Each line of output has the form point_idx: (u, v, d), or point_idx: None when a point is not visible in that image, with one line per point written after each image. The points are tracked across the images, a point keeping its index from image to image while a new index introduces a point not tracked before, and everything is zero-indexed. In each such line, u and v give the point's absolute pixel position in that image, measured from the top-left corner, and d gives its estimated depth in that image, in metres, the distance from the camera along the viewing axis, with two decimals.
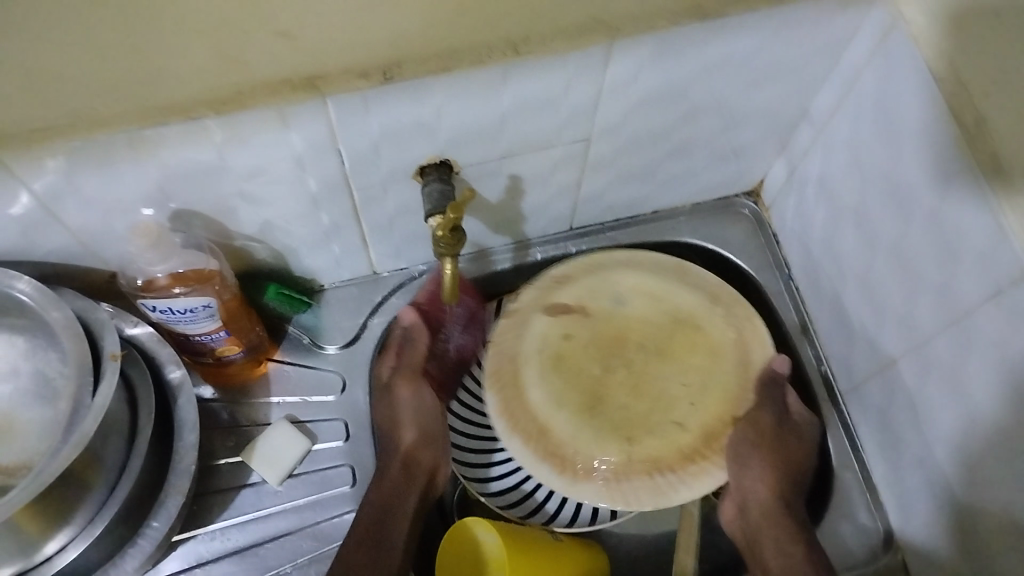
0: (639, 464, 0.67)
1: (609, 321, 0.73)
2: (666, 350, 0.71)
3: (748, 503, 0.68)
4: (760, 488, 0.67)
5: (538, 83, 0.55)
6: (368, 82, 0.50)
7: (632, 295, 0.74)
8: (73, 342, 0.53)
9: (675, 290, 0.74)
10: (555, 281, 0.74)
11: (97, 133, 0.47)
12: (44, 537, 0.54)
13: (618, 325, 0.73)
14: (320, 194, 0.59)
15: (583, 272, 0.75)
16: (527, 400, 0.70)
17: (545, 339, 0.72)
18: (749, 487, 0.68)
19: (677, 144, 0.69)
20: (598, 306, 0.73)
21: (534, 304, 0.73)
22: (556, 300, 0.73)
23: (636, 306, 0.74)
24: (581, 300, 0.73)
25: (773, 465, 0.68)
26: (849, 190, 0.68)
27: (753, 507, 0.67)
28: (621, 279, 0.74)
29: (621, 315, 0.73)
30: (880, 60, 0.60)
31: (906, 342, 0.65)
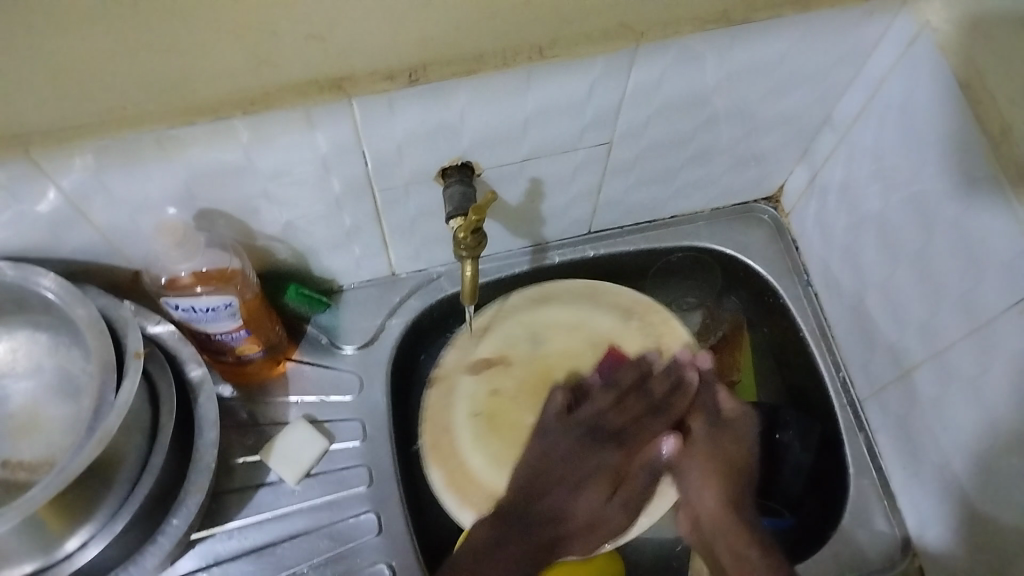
0: (593, 506, 0.68)
1: (530, 361, 0.75)
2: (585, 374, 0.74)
3: (699, 516, 0.68)
4: (709, 501, 0.67)
5: (563, 86, 0.55)
6: (394, 83, 0.50)
7: (551, 335, 0.76)
8: (97, 339, 0.53)
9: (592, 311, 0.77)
10: (472, 335, 0.76)
11: (125, 132, 0.47)
12: (65, 533, 0.55)
13: (545, 363, 0.74)
14: (342, 195, 0.59)
15: (495, 322, 0.76)
16: (468, 465, 0.70)
17: (475, 397, 0.73)
18: (696, 499, 0.68)
19: (698, 149, 0.69)
20: (518, 352, 0.75)
21: (456, 366, 0.74)
22: (474, 356, 0.75)
23: (554, 340, 0.76)
24: (498, 352, 0.75)
25: (710, 472, 0.68)
26: (871, 197, 0.68)
27: (707, 518, 0.67)
28: (542, 319, 0.76)
29: (540, 354, 0.75)
30: (906, 67, 0.60)
31: (926, 350, 0.64)
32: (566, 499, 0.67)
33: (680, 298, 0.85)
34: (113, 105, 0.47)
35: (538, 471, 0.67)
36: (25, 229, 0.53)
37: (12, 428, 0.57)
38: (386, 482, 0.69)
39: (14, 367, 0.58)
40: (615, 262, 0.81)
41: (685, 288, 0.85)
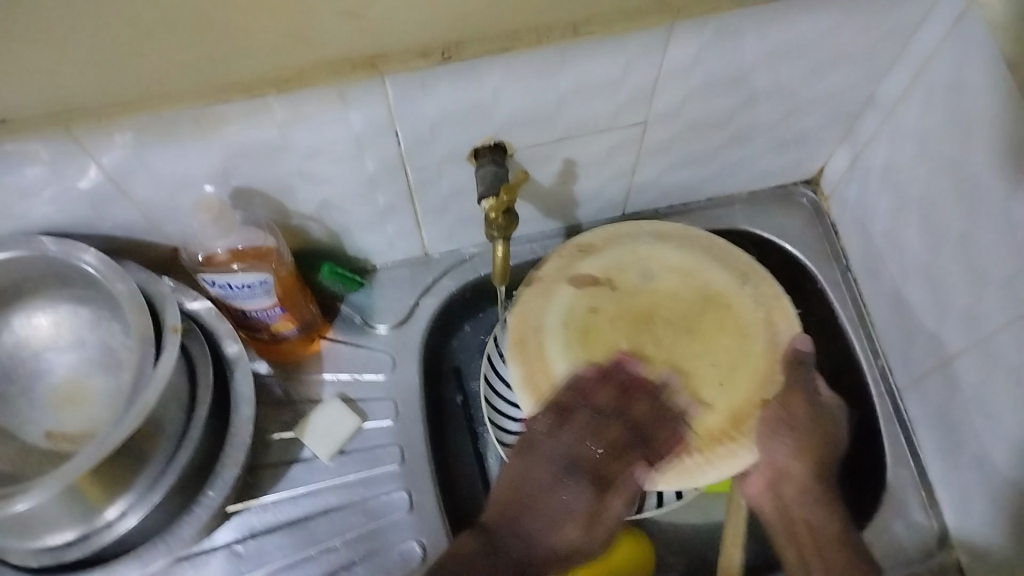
0: (662, 445, 0.62)
1: (636, 293, 0.67)
2: (695, 322, 0.65)
3: (782, 476, 0.64)
4: (787, 461, 0.63)
5: (598, 65, 0.55)
6: (428, 62, 0.50)
7: (663, 272, 0.68)
8: (137, 314, 0.54)
9: (708, 267, 0.68)
10: (578, 252, 0.69)
11: (166, 108, 0.48)
12: (106, 503, 0.56)
13: (645, 300, 0.67)
14: (376, 173, 0.60)
15: (605, 244, 0.70)
16: (551, 371, 0.64)
17: (569, 310, 0.66)
18: (777, 460, 0.63)
19: (736, 129, 0.68)
20: (627, 279, 0.68)
21: (557, 275, 0.68)
22: (579, 271, 0.68)
23: (662, 281, 0.68)
24: (606, 272, 0.68)
25: (806, 450, 0.63)
26: (914, 179, 0.66)
27: (790, 477, 0.64)
28: (652, 254, 0.69)
29: (649, 288, 0.67)
30: (953, 44, 0.58)
31: (969, 336, 0.63)
32: (558, 501, 0.62)
33: None
34: (151, 87, 0.47)
35: (546, 487, 0.62)
36: (68, 204, 0.55)
37: (55, 400, 0.59)
38: (420, 460, 0.70)
39: (58, 340, 0.59)
40: None
41: None
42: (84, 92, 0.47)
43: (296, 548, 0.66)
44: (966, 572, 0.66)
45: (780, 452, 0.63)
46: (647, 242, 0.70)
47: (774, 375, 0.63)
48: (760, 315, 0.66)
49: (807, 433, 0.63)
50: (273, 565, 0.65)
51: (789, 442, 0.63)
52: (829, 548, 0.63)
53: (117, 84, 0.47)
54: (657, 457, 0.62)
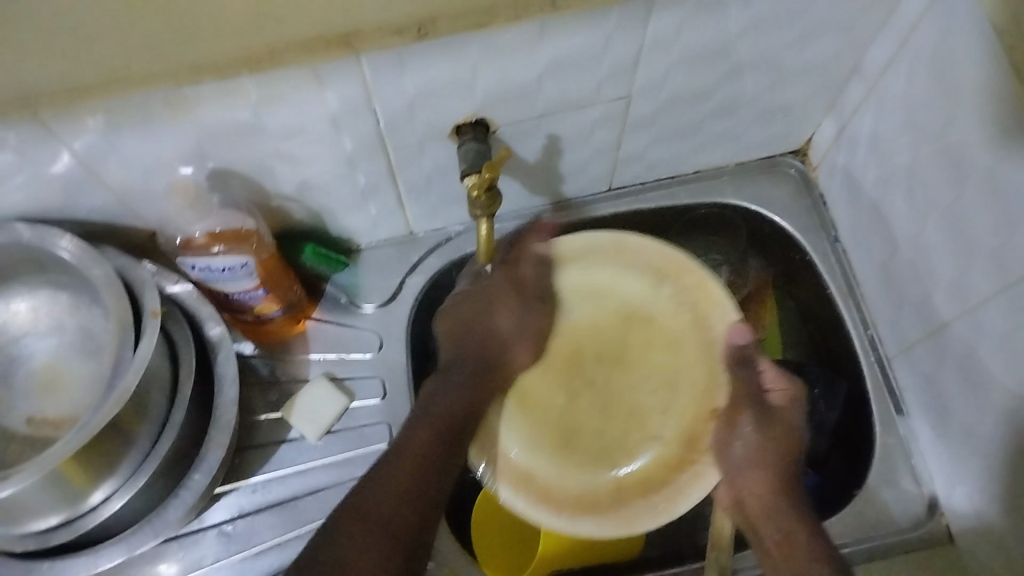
0: (628, 490, 0.67)
1: (559, 334, 0.72)
2: (622, 353, 0.71)
3: (742, 502, 0.63)
4: (756, 480, 0.63)
5: (578, 38, 0.53)
6: (402, 39, 0.49)
7: (578, 301, 0.72)
8: (115, 298, 0.54)
9: (627, 282, 0.72)
10: None
11: (134, 91, 0.47)
12: (92, 488, 0.56)
13: (569, 339, 0.72)
14: (355, 153, 0.59)
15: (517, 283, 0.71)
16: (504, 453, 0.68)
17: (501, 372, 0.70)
18: (745, 481, 0.64)
19: (720, 102, 0.67)
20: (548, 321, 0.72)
21: None
22: None
23: (580, 310, 0.72)
24: None
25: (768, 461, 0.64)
26: (901, 150, 0.65)
27: (750, 502, 0.63)
28: (566, 283, 0.72)
29: (571, 324, 0.72)
30: (938, 11, 0.57)
31: (957, 308, 0.62)
32: (490, 328, 0.68)
33: (705, 253, 0.84)
34: (117, 68, 0.46)
35: (467, 327, 0.68)
36: (40, 190, 0.54)
37: (36, 386, 0.59)
38: None
39: (38, 326, 0.59)
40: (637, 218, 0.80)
41: (708, 242, 0.84)
42: (50, 76, 0.46)
43: (285, 528, 0.66)
44: (956, 540, 0.67)
45: (748, 472, 0.64)
46: (562, 271, 0.72)
47: (712, 385, 0.68)
48: (683, 321, 0.70)
49: (772, 435, 0.65)
50: (263, 546, 0.65)
51: (744, 453, 0.64)
52: (801, 535, 0.58)
53: (81, 69, 0.46)
54: (632, 494, 0.67)
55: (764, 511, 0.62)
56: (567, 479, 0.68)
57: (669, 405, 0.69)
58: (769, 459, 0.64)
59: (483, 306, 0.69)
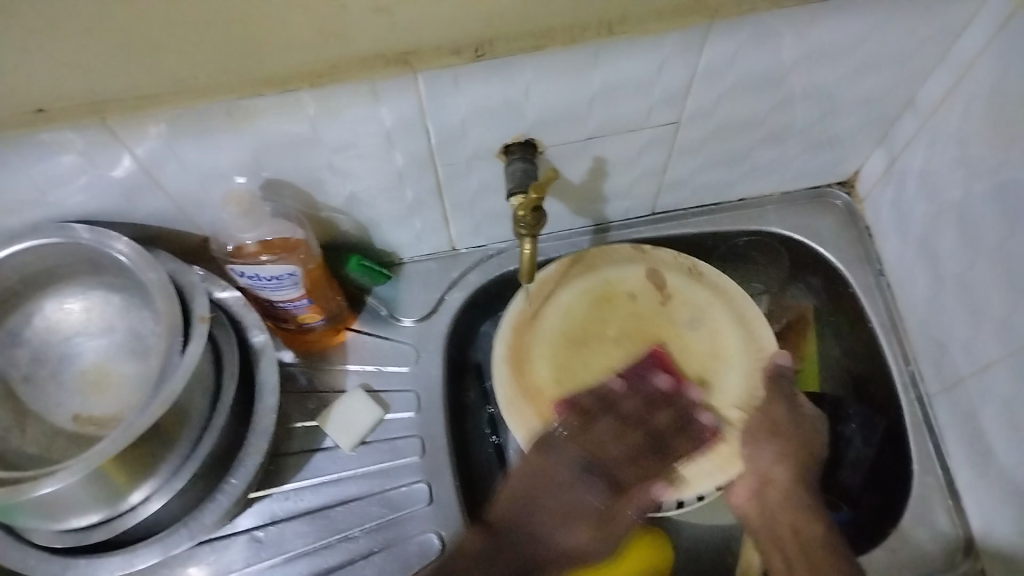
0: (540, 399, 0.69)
1: (668, 324, 0.72)
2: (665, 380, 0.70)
3: (766, 485, 0.68)
4: (775, 468, 0.68)
5: (632, 63, 0.54)
6: (460, 59, 0.50)
7: (702, 332, 0.71)
8: (165, 301, 0.55)
9: (732, 377, 0.70)
10: (688, 270, 0.74)
11: (200, 102, 0.49)
12: (133, 488, 0.57)
13: (664, 330, 0.71)
14: (405, 168, 0.60)
15: (686, 288, 0.73)
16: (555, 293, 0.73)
17: (619, 284, 0.73)
18: (759, 464, 0.68)
19: (769, 131, 0.67)
20: (676, 310, 0.72)
21: (660, 266, 0.74)
22: (661, 275, 0.74)
23: (693, 336, 0.71)
24: (670, 291, 0.73)
25: (787, 455, 0.69)
26: (951, 185, 0.65)
27: (772, 486, 0.68)
28: (715, 317, 0.72)
29: (681, 332, 0.71)
30: (997, 49, 0.57)
31: (1003, 347, 0.61)
32: (557, 529, 0.68)
33: (749, 282, 0.83)
34: (186, 80, 0.48)
35: (542, 483, 0.67)
36: (100, 193, 0.55)
37: (83, 384, 0.60)
38: (441, 453, 0.70)
39: (89, 325, 0.60)
40: (679, 243, 0.80)
41: (753, 272, 0.83)
42: (118, 85, 0.47)
43: (316, 537, 0.66)
44: None
45: (768, 459, 0.68)
46: (725, 315, 0.72)
47: (651, 466, 0.67)
48: (706, 439, 0.68)
49: (761, 424, 0.69)
50: (293, 552, 0.66)
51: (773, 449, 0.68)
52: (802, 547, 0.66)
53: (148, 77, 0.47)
54: (533, 403, 0.69)
55: (785, 497, 0.68)
56: (539, 360, 0.70)
57: (617, 434, 0.68)
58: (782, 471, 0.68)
59: (566, 482, 0.68)
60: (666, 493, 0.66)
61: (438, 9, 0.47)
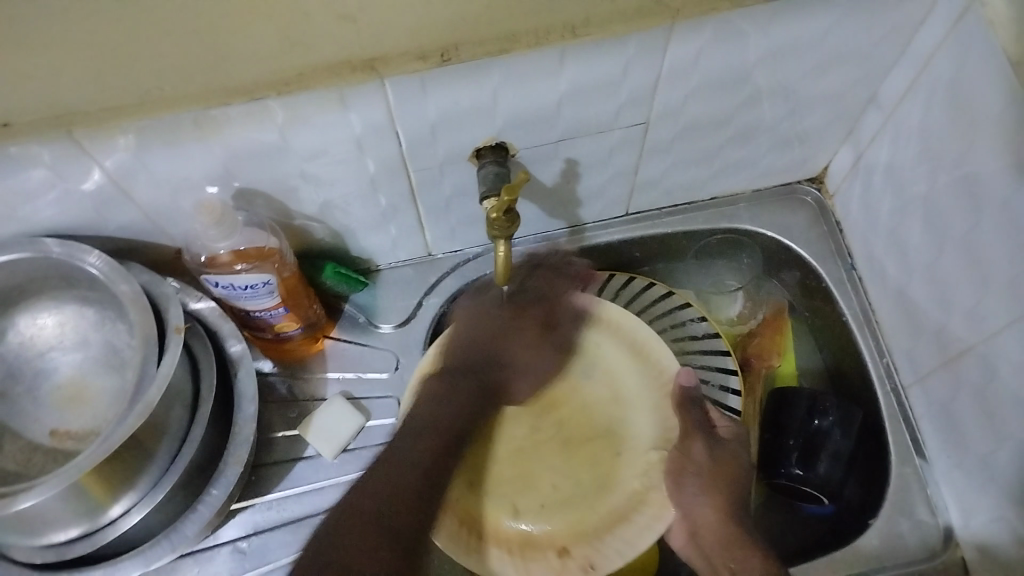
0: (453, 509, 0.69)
1: (569, 392, 0.75)
2: (575, 444, 0.73)
3: (699, 529, 0.68)
4: (705, 510, 0.68)
5: (598, 65, 0.55)
6: (426, 64, 0.50)
7: (600, 381, 0.75)
8: (140, 313, 0.55)
9: (642, 419, 0.73)
10: (592, 319, 0.76)
11: (162, 112, 0.49)
12: (112, 502, 0.57)
13: (563, 393, 0.75)
14: (377, 174, 0.60)
15: (614, 327, 0.75)
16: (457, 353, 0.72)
17: (525, 350, 0.75)
18: (693, 509, 0.68)
19: (737, 129, 0.68)
20: (574, 375, 0.76)
21: (569, 326, 0.76)
22: (568, 338, 0.76)
23: (591, 390, 0.75)
24: (575, 347, 0.76)
25: (717, 497, 0.68)
26: (917, 178, 0.66)
27: (704, 529, 0.67)
28: (614, 364, 0.75)
29: (580, 390, 0.75)
30: (955, 42, 0.58)
31: (972, 336, 0.62)
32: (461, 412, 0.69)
33: (724, 278, 0.84)
34: (152, 91, 0.48)
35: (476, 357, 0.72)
36: (70, 206, 0.55)
37: (60, 399, 0.60)
38: None
39: (63, 341, 0.60)
40: (653, 243, 0.80)
41: (728, 269, 0.84)
42: (84, 98, 0.48)
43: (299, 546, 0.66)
44: (970, 569, 0.66)
45: (698, 504, 0.68)
46: (625, 360, 0.75)
47: (586, 537, 0.69)
48: (630, 498, 0.69)
49: (682, 465, 0.69)
50: (277, 562, 0.66)
51: (699, 483, 0.69)
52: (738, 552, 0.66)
53: (113, 89, 0.48)
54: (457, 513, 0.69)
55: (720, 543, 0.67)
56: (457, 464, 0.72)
57: (538, 511, 0.70)
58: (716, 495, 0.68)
59: (480, 364, 0.72)
60: (612, 560, 0.67)
61: (401, 17, 0.48)
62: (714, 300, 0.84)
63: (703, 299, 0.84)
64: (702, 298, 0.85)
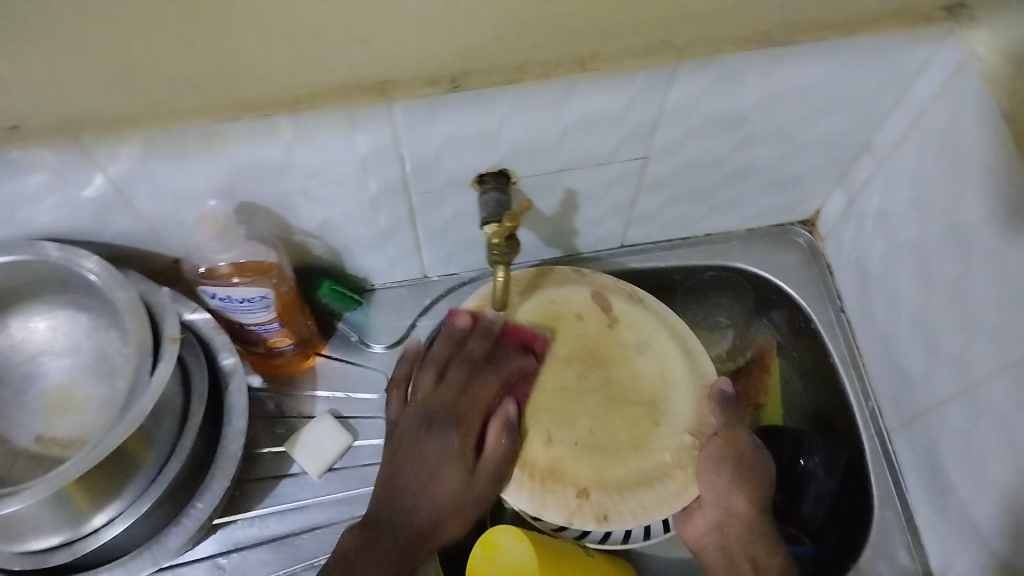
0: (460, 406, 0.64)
1: (614, 345, 0.69)
2: (617, 403, 0.66)
3: (729, 518, 0.65)
4: (739, 502, 0.65)
5: (604, 99, 0.56)
6: (435, 89, 0.51)
7: (651, 357, 0.69)
8: (136, 323, 0.55)
9: (670, 433, 0.66)
10: (627, 297, 0.72)
11: (176, 125, 0.49)
12: (94, 511, 0.56)
13: (610, 348, 0.69)
14: (378, 195, 0.61)
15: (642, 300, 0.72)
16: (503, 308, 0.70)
17: (569, 305, 0.71)
18: (727, 499, 0.64)
19: (734, 169, 0.69)
20: (624, 333, 0.70)
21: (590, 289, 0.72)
22: (607, 299, 0.71)
23: (646, 364, 0.69)
24: (617, 315, 0.71)
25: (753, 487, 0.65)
26: (908, 225, 0.67)
27: (735, 522, 0.65)
28: (659, 346, 0.69)
29: (636, 359, 0.69)
30: (951, 95, 0.60)
31: (958, 383, 0.63)
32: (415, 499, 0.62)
33: (714, 314, 0.84)
34: (164, 103, 0.49)
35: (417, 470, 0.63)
36: (71, 213, 0.56)
37: (47, 404, 0.59)
38: None
39: (54, 346, 0.60)
40: (646, 277, 0.81)
41: (717, 306, 0.83)
42: (98, 107, 0.48)
43: (278, 565, 0.66)
44: None
45: (735, 493, 0.64)
46: (668, 344, 0.69)
47: (609, 486, 0.64)
48: (663, 464, 0.65)
49: (729, 455, 0.65)
50: None
51: (729, 479, 0.64)
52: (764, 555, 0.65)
53: (129, 101, 0.48)
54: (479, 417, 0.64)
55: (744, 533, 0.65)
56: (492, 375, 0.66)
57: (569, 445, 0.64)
58: (753, 492, 0.65)
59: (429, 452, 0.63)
60: (625, 518, 0.63)
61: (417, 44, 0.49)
62: (704, 335, 0.83)
63: (694, 334, 0.83)
64: (692, 332, 0.84)
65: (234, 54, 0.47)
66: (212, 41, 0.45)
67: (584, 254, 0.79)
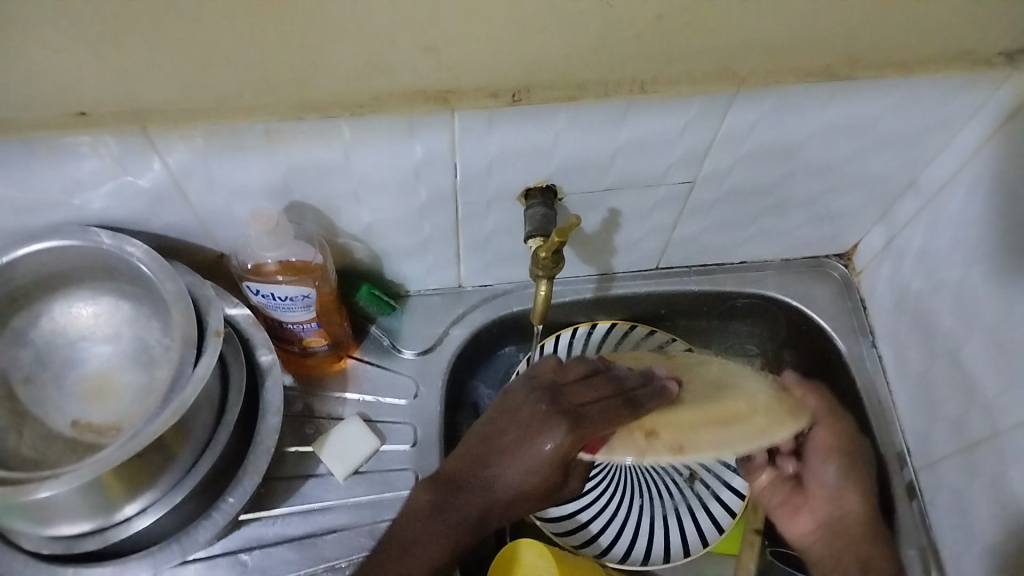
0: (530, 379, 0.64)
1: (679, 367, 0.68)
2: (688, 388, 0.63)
3: (845, 518, 0.69)
4: (853, 502, 0.70)
5: (659, 121, 0.56)
6: (496, 102, 0.52)
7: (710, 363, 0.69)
8: (182, 313, 0.55)
9: (739, 392, 0.62)
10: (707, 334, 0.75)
11: (239, 120, 0.50)
12: (126, 500, 0.56)
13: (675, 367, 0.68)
14: (426, 203, 0.61)
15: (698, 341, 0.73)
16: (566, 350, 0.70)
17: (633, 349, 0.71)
18: (843, 502, 0.70)
19: (776, 199, 0.69)
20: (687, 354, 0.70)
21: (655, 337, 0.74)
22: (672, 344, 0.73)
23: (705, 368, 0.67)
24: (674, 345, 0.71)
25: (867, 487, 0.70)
26: (950, 265, 0.67)
27: (852, 521, 0.69)
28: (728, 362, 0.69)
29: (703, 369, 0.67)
30: (1001, 140, 0.60)
31: (995, 426, 0.63)
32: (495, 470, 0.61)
33: (743, 342, 0.84)
34: (229, 98, 0.49)
35: (505, 446, 0.61)
36: (125, 200, 0.56)
37: (84, 390, 0.59)
38: None
39: (94, 332, 0.60)
40: (678, 300, 0.81)
41: (748, 334, 0.84)
42: (164, 98, 0.49)
43: (302, 565, 0.65)
44: None
45: (848, 487, 0.70)
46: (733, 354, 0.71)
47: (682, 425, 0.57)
48: (739, 411, 0.59)
49: (832, 444, 0.71)
50: None
51: (838, 470, 0.70)
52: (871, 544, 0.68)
53: (195, 93, 0.49)
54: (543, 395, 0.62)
55: (861, 530, 0.68)
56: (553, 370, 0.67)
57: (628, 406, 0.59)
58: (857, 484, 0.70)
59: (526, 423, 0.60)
60: (703, 449, 0.56)
61: (484, 55, 0.49)
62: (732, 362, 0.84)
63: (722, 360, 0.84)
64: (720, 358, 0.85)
65: (302, 53, 0.47)
66: (285, 43, 0.46)
67: (619, 275, 0.79)
